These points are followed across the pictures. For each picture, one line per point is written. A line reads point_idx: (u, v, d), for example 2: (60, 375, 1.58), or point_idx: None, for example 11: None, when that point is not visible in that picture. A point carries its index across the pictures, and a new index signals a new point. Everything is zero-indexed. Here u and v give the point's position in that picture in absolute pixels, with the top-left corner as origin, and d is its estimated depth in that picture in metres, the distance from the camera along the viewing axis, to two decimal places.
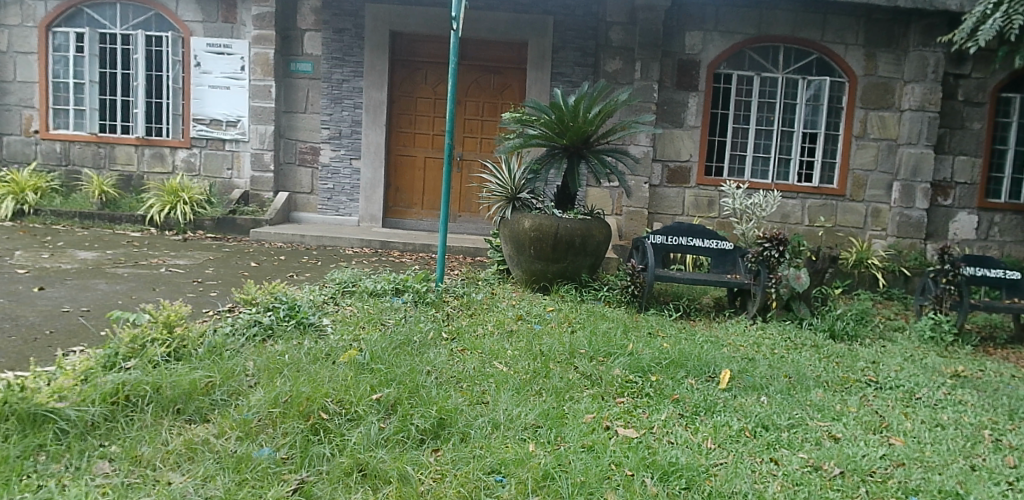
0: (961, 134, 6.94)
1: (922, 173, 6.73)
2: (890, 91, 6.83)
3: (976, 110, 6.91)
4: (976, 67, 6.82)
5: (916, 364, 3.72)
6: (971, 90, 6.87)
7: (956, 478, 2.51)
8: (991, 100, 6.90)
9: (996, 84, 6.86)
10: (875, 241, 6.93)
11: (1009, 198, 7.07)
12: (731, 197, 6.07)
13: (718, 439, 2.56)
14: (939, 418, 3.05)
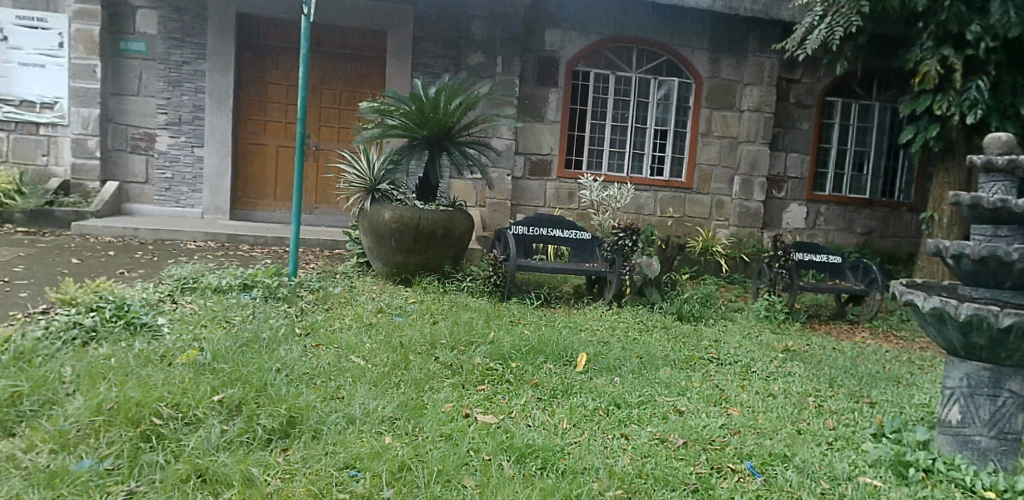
0: (791, 133, 7.67)
1: (760, 168, 7.40)
2: (732, 93, 7.39)
3: (804, 111, 7.66)
4: (805, 73, 7.55)
5: (753, 341, 4.07)
6: (800, 94, 7.61)
7: (783, 441, 2.82)
8: (817, 103, 7.67)
9: (821, 89, 7.63)
10: (720, 230, 7.50)
11: (831, 191, 7.91)
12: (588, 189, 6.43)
13: (574, 420, 2.68)
14: (771, 388, 3.37)
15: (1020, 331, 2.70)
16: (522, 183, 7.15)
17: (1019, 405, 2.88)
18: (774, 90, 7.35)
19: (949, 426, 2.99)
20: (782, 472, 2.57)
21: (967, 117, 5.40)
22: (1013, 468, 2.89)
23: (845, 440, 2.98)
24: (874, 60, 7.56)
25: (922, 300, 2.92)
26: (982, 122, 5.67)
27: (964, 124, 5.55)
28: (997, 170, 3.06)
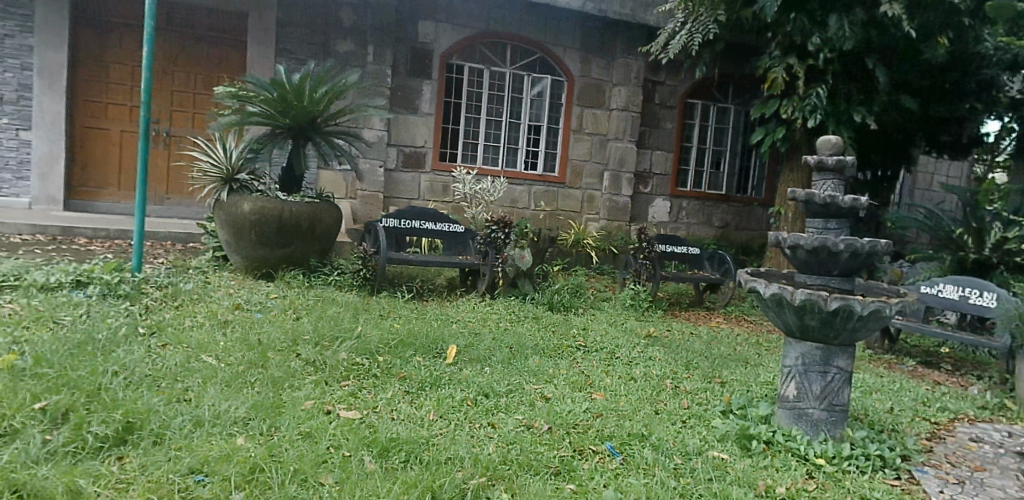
0: (656, 132, 8.09)
1: (627, 164, 7.74)
2: (602, 92, 7.68)
3: (669, 112, 8.10)
4: (668, 75, 7.99)
5: (618, 328, 4.26)
6: (664, 95, 8.04)
7: (641, 421, 3.02)
8: (679, 105, 8.14)
9: (683, 91, 8.12)
10: (591, 223, 7.77)
11: (692, 187, 8.43)
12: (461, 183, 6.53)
13: (441, 411, 2.68)
14: (632, 372, 3.56)
15: (845, 313, 3.02)
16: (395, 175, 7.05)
17: (846, 379, 3.21)
18: (640, 91, 7.72)
19: (786, 401, 3.28)
20: (639, 451, 2.76)
21: (808, 121, 5.93)
22: (840, 436, 3.22)
23: (697, 417, 3.23)
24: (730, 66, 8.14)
25: (764, 287, 3.17)
26: (820, 127, 6.26)
27: (805, 127, 6.09)
28: (827, 168, 3.37)
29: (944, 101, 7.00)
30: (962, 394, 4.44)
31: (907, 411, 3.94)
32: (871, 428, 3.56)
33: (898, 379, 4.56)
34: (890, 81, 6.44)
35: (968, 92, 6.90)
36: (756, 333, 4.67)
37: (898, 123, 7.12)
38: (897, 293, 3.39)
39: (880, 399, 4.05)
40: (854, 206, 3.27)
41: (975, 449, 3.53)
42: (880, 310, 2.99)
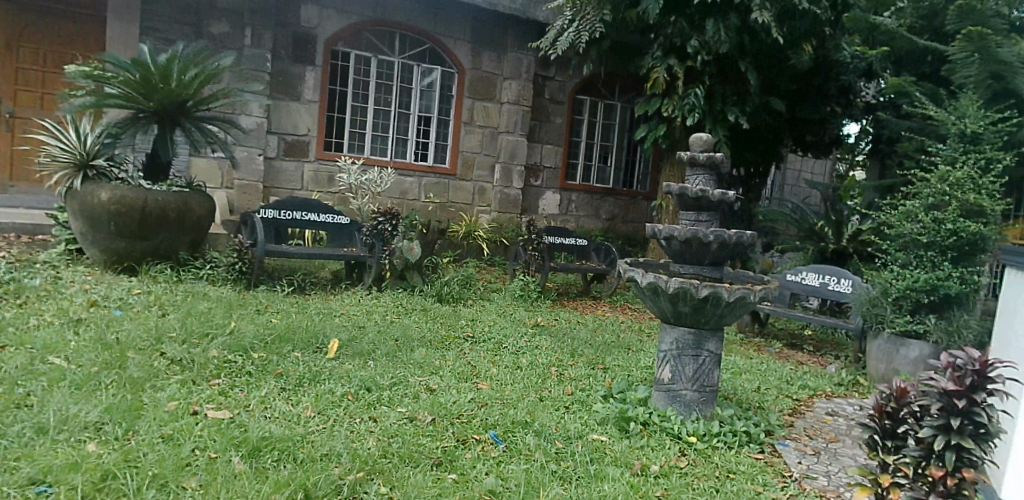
0: (546, 126, 8.26)
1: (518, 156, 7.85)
2: (492, 85, 7.73)
3: (558, 107, 8.29)
4: (558, 71, 8.18)
5: (506, 318, 4.34)
6: (554, 91, 8.23)
7: (526, 408, 3.10)
8: (569, 100, 8.35)
9: (572, 87, 8.33)
10: (482, 215, 7.84)
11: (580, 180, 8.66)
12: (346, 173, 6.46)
13: (319, 407, 2.63)
14: (517, 361, 3.64)
15: (714, 300, 3.22)
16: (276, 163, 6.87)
17: (715, 362, 3.44)
18: (530, 85, 7.85)
19: (661, 383, 3.47)
20: (522, 438, 2.84)
21: (687, 120, 6.25)
22: (710, 414, 3.45)
23: (580, 402, 3.36)
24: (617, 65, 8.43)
25: (641, 276, 3.33)
26: (698, 126, 6.61)
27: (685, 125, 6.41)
28: (700, 164, 3.55)
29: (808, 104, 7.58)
30: (821, 372, 4.84)
31: (772, 389, 4.24)
32: (740, 406, 3.81)
33: (766, 360, 4.90)
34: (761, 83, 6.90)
35: (829, 96, 7.51)
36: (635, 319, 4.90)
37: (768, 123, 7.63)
38: (761, 281, 3.64)
39: (749, 379, 4.34)
40: (723, 200, 3.48)
41: (830, 422, 3.86)
42: (745, 296, 3.22)
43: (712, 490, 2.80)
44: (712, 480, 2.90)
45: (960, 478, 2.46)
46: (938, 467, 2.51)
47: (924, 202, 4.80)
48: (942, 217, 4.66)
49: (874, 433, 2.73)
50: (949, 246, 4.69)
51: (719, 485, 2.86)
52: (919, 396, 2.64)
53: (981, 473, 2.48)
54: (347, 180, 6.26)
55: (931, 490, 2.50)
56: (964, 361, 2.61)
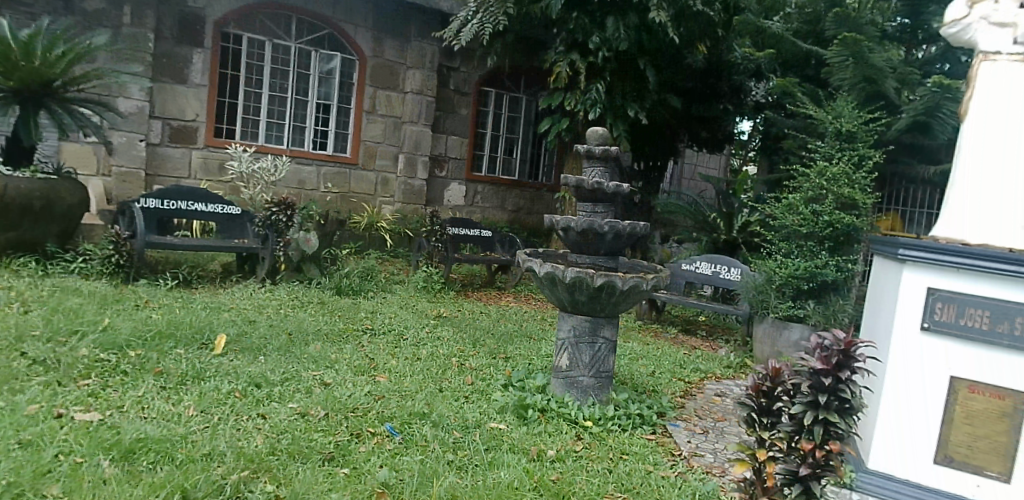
0: (452, 116, 8.35)
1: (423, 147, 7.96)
2: (395, 74, 7.80)
3: (463, 98, 8.39)
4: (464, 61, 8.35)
5: (408, 310, 4.36)
6: (459, 81, 8.30)
7: (424, 400, 3.11)
8: (474, 91, 8.46)
9: (477, 79, 8.43)
10: (385, 206, 7.90)
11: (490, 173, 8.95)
12: (237, 159, 6.74)
13: (202, 405, 2.55)
14: (417, 353, 3.66)
15: (608, 288, 3.36)
16: (160, 150, 6.77)
17: (610, 348, 3.58)
18: (435, 75, 7.96)
19: (560, 370, 3.58)
20: (419, 429, 2.85)
21: (588, 114, 6.39)
22: (605, 399, 3.60)
23: (480, 391, 3.41)
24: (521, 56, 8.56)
25: (539, 266, 3.44)
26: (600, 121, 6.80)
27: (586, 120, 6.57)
28: (596, 157, 3.64)
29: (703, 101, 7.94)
30: (712, 356, 5.09)
31: (666, 373, 4.43)
32: (635, 390, 3.97)
33: (662, 346, 5.10)
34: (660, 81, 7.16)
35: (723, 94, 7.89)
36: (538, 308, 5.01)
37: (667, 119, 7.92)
38: (654, 269, 3.77)
39: (644, 364, 4.51)
40: (618, 193, 3.59)
41: (718, 402, 4.08)
42: (638, 285, 3.37)
43: (607, 472, 3.02)
44: (606, 462, 3.10)
45: (827, 450, 2.68)
46: (808, 441, 2.71)
47: (804, 195, 5.13)
48: (819, 210, 5.01)
49: (753, 412, 2.87)
50: (826, 236, 5.03)
51: (614, 467, 3.07)
52: (791, 376, 2.83)
53: (844, 445, 2.71)
54: (238, 167, 6.58)
55: (803, 462, 2.71)
56: (831, 342, 2.80)
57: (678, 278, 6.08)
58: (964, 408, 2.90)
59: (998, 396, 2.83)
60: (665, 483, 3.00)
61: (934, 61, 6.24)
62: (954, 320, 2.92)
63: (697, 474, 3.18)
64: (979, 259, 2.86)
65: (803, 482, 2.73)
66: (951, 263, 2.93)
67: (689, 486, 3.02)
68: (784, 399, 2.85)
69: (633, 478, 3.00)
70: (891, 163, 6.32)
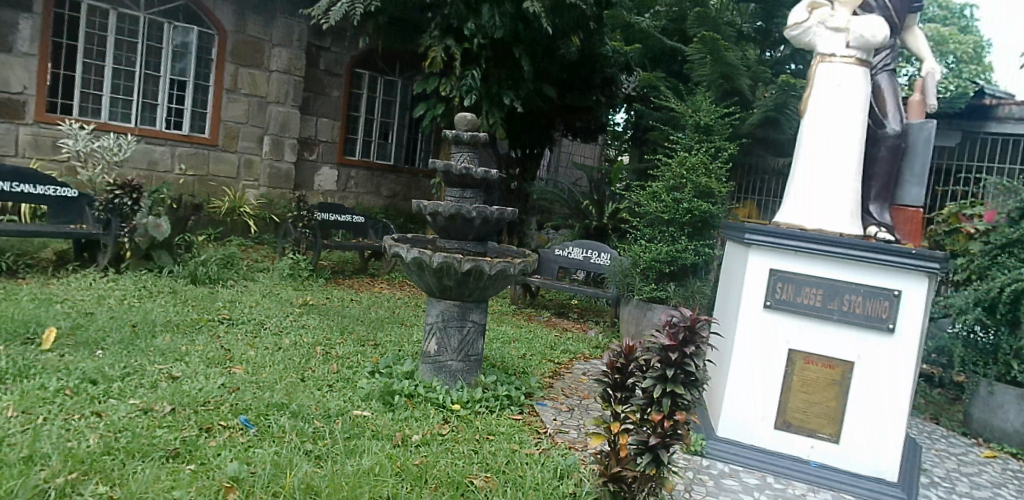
0: (321, 98, 9.12)
1: (289, 129, 8.61)
2: (259, 51, 8.34)
3: (334, 80, 9.20)
4: (332, 43, 9.05)
5: (271, 298, 4.52)
6: (329, 62, 9.09)
7: (283, 390, 3.10)
8: (346, 73, 9.29)
9: (348, 60, 9.27)
10: (249, 189, 8.53)
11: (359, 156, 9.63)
12: (72, 138, 6.90)
13: (25, 406, 2.46)
14: (280, 342, 3.68)
15: (476, 273, 3.42)
16: None
17: (478, 331, 3.65)
18: (302, 55, 8.58)
19: (428, 355, 3.61)
20: (276, 421, 2.81)
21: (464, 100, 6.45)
22: (474, 382, 3.69)
23: (345, 380, 3.44)
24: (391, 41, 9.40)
25: (406, 251, 3.42)
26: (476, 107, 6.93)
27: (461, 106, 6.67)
28: (463, 142, 3.67)
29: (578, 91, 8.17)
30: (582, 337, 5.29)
31: (537, 355, 4.57)
32: (505, 372, 4.08)
33: (534, 328, 5.26)
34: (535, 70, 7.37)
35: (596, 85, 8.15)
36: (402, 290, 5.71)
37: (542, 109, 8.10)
38: (523, 255, 3.87)
39: (516, 347, 4.62)
40: (485, 179, 3.65)
41: (584, 380, 4.26)
42: (506, 270, 3.44)
43: (471, 453, 3.11)
44: (472, 443, 3.20)
45: (675, 420, 2.87)
46: (657, 412, 2.88)
47: (666, 184, 5.44)
48: (679, 197, 5.34)
49: (607, 387, 3.03)
50: (686, 223, 5.35)
51: (479, 447, 3.18)
52: (643, 352, 3.01)
53: (689, 414, 2.92)
54: (74, 146, 6.81)
55: (653, 432, 2.85)
56: (678, 319, 3.05)
57: (551, 263, 6.28)
58: (802, 375, 3.80)
59: (828, 365, 3.76)
60: (528, 460, 3.17)
61: (785, 61, 6.75)
62: (794, 299, 3.81)
63: (560, 449, 3.34)
64: (812, 250, 3.76)
65: (653, 451, 2.87)
66: (793, 254, 3.81)
67: (551, 461, 3.21)
68: (637, 375, 3.00)
69: (497, 457, 3.14)
70: (747, 155, 6.80)
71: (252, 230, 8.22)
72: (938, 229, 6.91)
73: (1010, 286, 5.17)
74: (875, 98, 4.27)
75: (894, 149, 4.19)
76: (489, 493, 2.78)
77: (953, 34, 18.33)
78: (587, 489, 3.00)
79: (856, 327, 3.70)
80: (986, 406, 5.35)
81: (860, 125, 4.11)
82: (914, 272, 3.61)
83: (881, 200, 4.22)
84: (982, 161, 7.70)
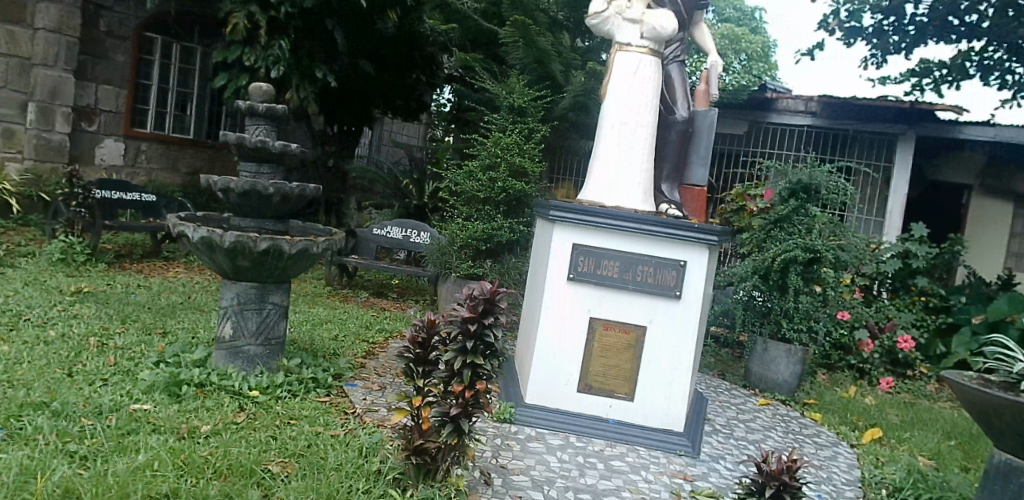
0: (103, 63, 8.39)
1: (61, 97, 7.82)
2: (23, 9, 7.63)
3: (119, 43, 8.49)
4: (116, 2, 8.35)
5: (37, 288, 4.39)
6: (113, 23, 8.39)
7: (45, 388, 2.94)
8: (134, 37, 8.60)
9: (136, 23, 8.58)
10: (10, 163, 7.77)
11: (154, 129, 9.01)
12: None
13: None
14: (46, 335, 3.57)
15: (275, 253, 3.35)
16: None
17: (280, 313, 3.65)
18: (76, 13, 7.80)
19: (224, 341, 3.52)
20: (31, 422, 2.62)
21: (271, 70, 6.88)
22: (275, 366, 3.66)
23: (123, 373, 3.31)
24: (188, 6, 8.83)
25: (192, 231, 3.27)
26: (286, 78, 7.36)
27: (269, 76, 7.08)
28: (261, 114, 3.64)
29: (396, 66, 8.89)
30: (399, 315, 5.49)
31: (349, 336, 4.66)
32: (313, 354, 4.07)
33: (348, 309, 5.50)
34: (353, 44, 7.95)
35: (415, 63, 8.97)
36: (193, 274, 6.10)
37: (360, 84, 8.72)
38: (328, 233, 3.81)
39: (329, 328, 4.70)
40: (284, 153, 3.60)
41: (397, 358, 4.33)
42: (308, 249, 3.40)
43: (269, 439, 3.06)
44: (270, 429, 3.15)
45: (476, 390, 2.84)
46: (459, 383, 2.83)
47: (481, 163, 5.62)
48: (494, 177, 5.53)
49: (410, 363, 2.98)
50: (500, 203, 5.57)
51: (278, 433, 3.13)
52: (445, 325, 2.95)
53: (491, 384, 2.89)
54: None
55: (454, 403, 2.83)
56: (479, 290, 2.92)
57: (369, 243, 6.52)
58: (602, 341, 4.08)
59: (624, 330, 4.07)
60: (333, 441, 3.16)
61: (596, 50, 7.17)
62: (594, 272, 4.06)
63: (367, 428, 3.33)
64: (610, 226, 4.02)
65: (455, 421, 2.85)
66: (590, 229, 4.06)
67: (356, 440, 3.20)
68: (439, 348, 2.96)
69: (297, 441, 3.11)
70: (561, 137, 7.15)
71: (16, 210, 7.55)
72: (728, 207, 7.72)
73: (781, 255, 5.89)
74: (666, 86, 4.62)
75: (682, 133, 4.59)
76: (284, 478, 2.78)
77: (744, 33, 20.54)
78: (391, 465, 2.98)
79: (647, 295, 4.05)
80: (762, 360, 6.09)
81: (651, 111, 4.45)
82: (695, 244, 4.02)
83: (671, 181, 4.63)
84: (762, 148, 8.76)
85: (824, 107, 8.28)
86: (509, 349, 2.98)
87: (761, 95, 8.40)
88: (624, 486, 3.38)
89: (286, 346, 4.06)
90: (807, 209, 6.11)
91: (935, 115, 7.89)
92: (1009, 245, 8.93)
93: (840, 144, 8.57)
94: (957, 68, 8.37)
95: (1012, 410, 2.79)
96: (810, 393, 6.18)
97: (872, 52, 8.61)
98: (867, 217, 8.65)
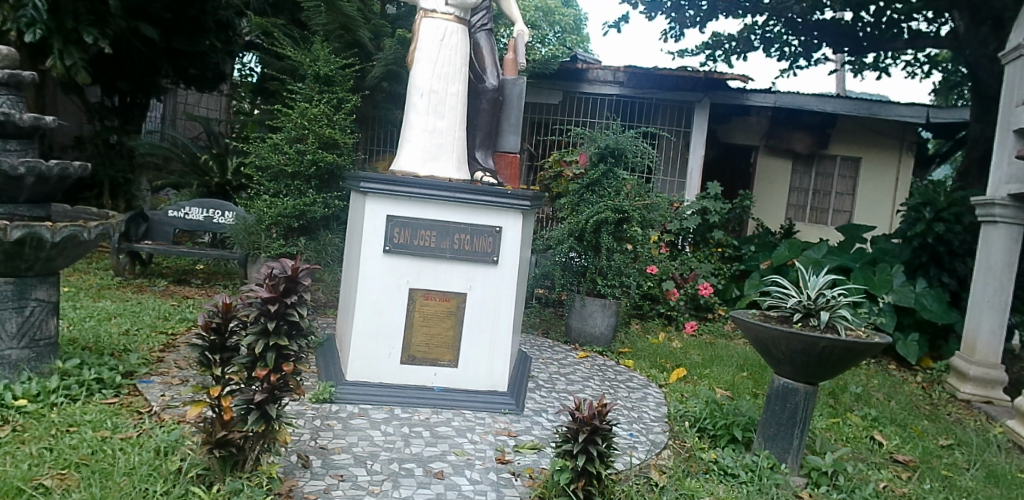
0: None
1: None
2: None
3: None
4: None
5: None
6: None
7: None
8: None
9: None
10: None
11: None
12: None
13: None
14: None
15: (33, 242, 3.08)
16: None
17: (47, 310, 3.42)
18: None
19: None
20: None
21: (24, 33, 6.23)
22: (46, 370, 3.41)
23: None
24: None
25: None
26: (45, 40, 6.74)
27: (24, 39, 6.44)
28: (4, 82, 3.28)
29: (186, 33, 8.28)
30: (199, 302, 5.52)
31: (144, 329, 4.54)
32: (99, 354, 3.86)
33: (143, 300, 5.38)
34: (130, 7, 7.29)
35: (209, 30, 8.41)
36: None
37: (143, 52, 8.34)
38: (102, 215, 3.73)
39: (118, 323, 4.57)
40: (36, 126, 3.31)
41: (182, 350, 4.22)
42: (75, 235, 3.19)
43: (42, 452, 2.76)
44: (44, 441, 2.85)
45: (282, 373, 2.55)
46: (262, 368, 2.52)
47: (287, 135, 5.70)
48: (302, 150, 5.64)
49: (203, 351, 2.57)
50: (311, 176, 5.73)
51: (54, 444, 2.83)
52: (242, 307, 2.58)
53: (301, 364, 2.61)
54: None
55: (259, 389, 2.52)
56: (279, 269, 2.60)
57: (164, 225, 6.43)
58: (421, 311, 4.04)
59: (443, 299, 4.05)
60: (123, 445, 2.87)
61: (404, 17, 7.10)
62: (410, 242, 3.97)
63: (164, 426, 3.07)
64: (425, 195, 3.94)
65: (261, 409, 2.55)
66: (404, 199, 3.94)
67: (151, 441, 2.91)
68: (239, 332, 2.62)
69: (79, 449, 2.81)
70: (373, 108, 7.07)
71: None
72: (547, 174, 7.96)
73: (594, 217, 6.23)
74: (476, 54, 4.55)
75: (492, 102, 4.56)
76: (59, 492, 2.49)
77: (557, 6, 21.22)
78: (192, 462, 2.68)
79: (466, 262, 4.04)
80: (580, 315, 6.43)
81: (461, 77, 4.39)
82: (510, 209, 4.06)
83: (484, 148, 4.61)
84: (577, 117, 9.20)
85: (629, 77, 8.79)
86: (316, 328, 2.71)
87: (572, 65, 8.71)
88: (449, 450, 3.40)
89: (65, 347, 3.83)
90: (616, 172, 6.45)
91: (726, 85, 8.71)
92: (789, 198, 10.11)
93: (645, 111, 9.17)
94: (744, 40, 9.34)
95: (787, 339, 3.20)
96: (624, 342, 6.66)
97: (671, 24, 9.22)
98: (671, 178, 9.32)
